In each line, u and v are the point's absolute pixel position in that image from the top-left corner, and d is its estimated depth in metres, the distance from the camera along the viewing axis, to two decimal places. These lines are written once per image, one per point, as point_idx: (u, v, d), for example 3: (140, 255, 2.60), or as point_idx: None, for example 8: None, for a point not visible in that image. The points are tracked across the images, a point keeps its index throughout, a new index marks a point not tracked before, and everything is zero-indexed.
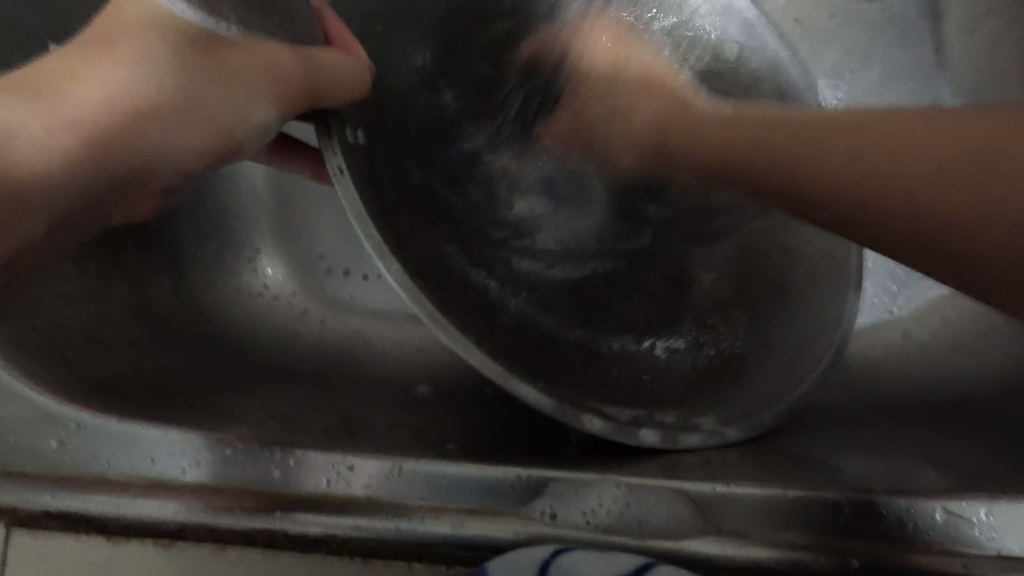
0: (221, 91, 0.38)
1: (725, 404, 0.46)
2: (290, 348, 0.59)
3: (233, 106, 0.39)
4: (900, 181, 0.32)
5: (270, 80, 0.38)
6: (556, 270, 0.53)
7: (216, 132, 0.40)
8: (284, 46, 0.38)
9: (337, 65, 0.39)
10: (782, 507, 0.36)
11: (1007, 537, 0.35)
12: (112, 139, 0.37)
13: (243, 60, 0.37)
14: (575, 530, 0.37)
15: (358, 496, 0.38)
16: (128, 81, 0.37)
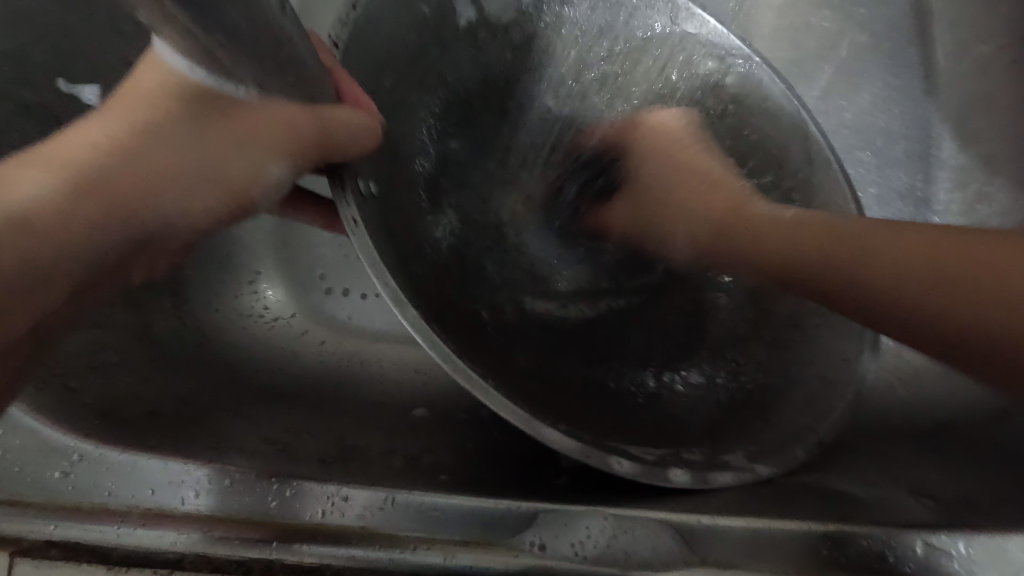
0: (237, 152, 0.43)
1: (746, 440, 0.48)
2: (289, 369, 0.60)
3: (247, 165, 0.44)
4: (915, 295, 0.39)
5: (282, 141, 0.42)
6: (569, 309, 0.54)
7: (226, 190, 0.45)
8: (296, 103, 0.41)
9: (347, 122, 0.41)
10: (765, 539, 0.38)
11: (987, 571, 0.35)
12: (127, 206, 0.41)
13: (260, 122, 0.42)
14: (564, 561, 0.37)
15: (353, 527, 0.39)
16: (151, 147, 0.41)
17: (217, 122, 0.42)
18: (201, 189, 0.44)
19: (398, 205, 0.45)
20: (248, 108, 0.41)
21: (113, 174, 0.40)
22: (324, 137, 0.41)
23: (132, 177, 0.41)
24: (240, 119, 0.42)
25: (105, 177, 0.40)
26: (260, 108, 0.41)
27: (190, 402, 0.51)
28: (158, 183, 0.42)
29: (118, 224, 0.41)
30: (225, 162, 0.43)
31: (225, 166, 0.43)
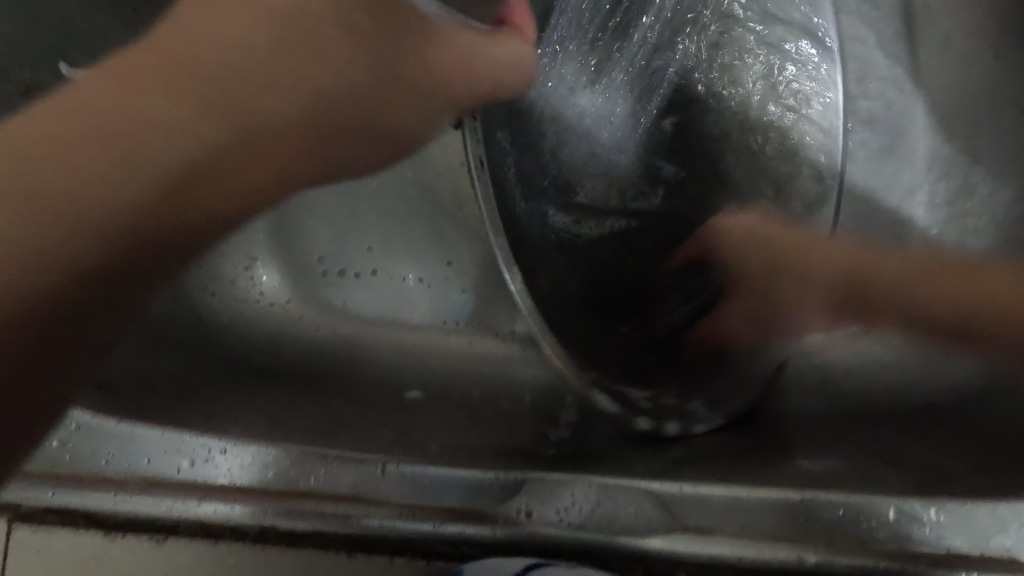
0: (417, 101, 0.48)
1: (690, 392, 0.54)
2: (285, 353, 0.61)
3: (419, 119, 0.50)
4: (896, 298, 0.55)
5: (453, 91, 0.46)
6: (577, 225, 0.54)
7: (395, 148, 0.53)
8: (465, 31, 0.43)
9: (513, 56, 0.43)
10: (747, 506, 0.39)
11: (955, 535, 0.37)
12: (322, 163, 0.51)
13: (446, 52, 0.44)
14: (551, 528, 0.39)
15: (344, 492, 0.40)
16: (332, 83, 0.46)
17: (396, 51, 0.45)
18: (377, 146, 0.52)
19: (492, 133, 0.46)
20: (439, 40, 0.44)
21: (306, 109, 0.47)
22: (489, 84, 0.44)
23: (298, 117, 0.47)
24: (424, 49, 0.44)
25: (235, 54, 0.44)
26: (454, 35, 0.43)
27: (186, 380, 0.51)
28: (342, 130, 0.49)
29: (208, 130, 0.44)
30: (399, 122, 0.50)
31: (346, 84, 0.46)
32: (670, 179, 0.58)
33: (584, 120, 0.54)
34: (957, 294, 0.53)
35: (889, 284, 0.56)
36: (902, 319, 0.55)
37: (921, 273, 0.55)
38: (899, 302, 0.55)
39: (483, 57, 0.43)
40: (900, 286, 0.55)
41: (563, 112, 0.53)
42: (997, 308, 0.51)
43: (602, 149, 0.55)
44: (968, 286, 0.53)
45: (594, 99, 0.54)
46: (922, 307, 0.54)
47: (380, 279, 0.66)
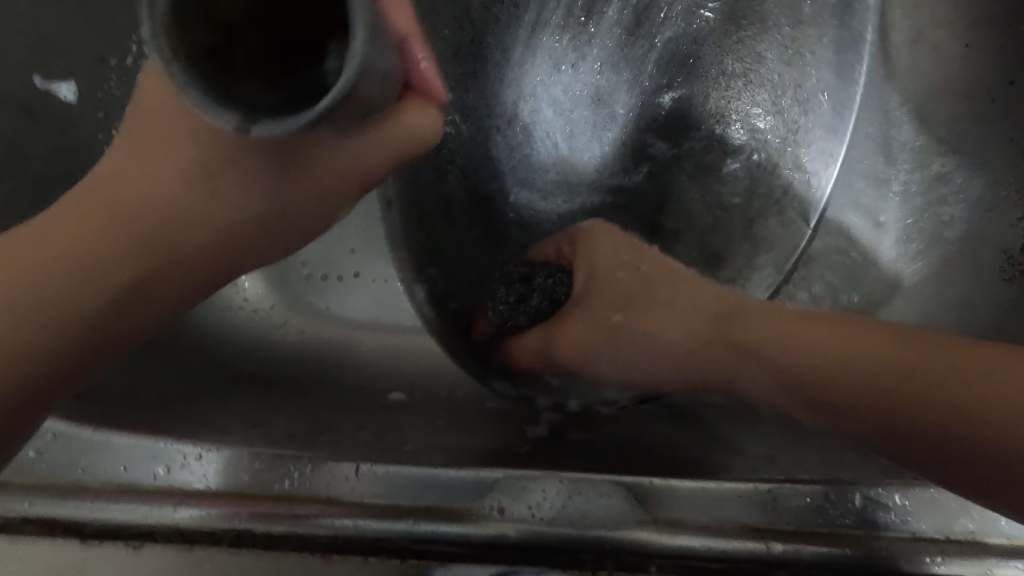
0: (314, 181, 0.39)
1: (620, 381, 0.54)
2: (267, 357, 0.61)
3: (326, 203, 0.41)
4: (912, 395, 0.35)
5: (349, 175, 0.39)
6: (552, 203, 0.60)
7: (306, 234, 0.45)
8: (366, 138, 0.37)
9: (420, 132, 0.39)
10: (716, 497, 0.39)
11: (919, 519, 0.38)
12: (221, 264, 0.43)
13: (336, 166, 0.38)
14: (522, 524, 0.39)
15: (319, 493, 0.41)
16: (242, 207, 0.40)
17: (292, 173, 0.38)
18: (288, 244, 0.45)
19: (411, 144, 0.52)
20: (329, 152, 0.37)
21: (217, 231, 0.41)
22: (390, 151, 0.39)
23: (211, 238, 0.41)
24: (319, 174, 0.39)
25: (150, 191, 0.39)
26: (330, 149, 0.37)
27: (166, 387, 0.52)
28: (251, 246, 0.43)
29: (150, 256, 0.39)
30: (305, 200, 0.41)
31: (259, 208, 0.40)
32: (658, 155, 0.61)
33: (561, 100, 0.59)
34: (1000, 386, 0.33)
35: (807, 348, 0.39)
36: (874, 388, 0.36)
37: (937, 348, 0.36)
38: (921, 391, 0.35)
39: (380, 134, 0.37)
40: (823, 347, 0.39)
41: (540, 83, 0.59)
42: (949, 395, 0.34)
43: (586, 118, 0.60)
44: (926, 383, 0.35)
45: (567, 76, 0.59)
46: (917, 397, 0.35)
47: (364, 283, 0.66)
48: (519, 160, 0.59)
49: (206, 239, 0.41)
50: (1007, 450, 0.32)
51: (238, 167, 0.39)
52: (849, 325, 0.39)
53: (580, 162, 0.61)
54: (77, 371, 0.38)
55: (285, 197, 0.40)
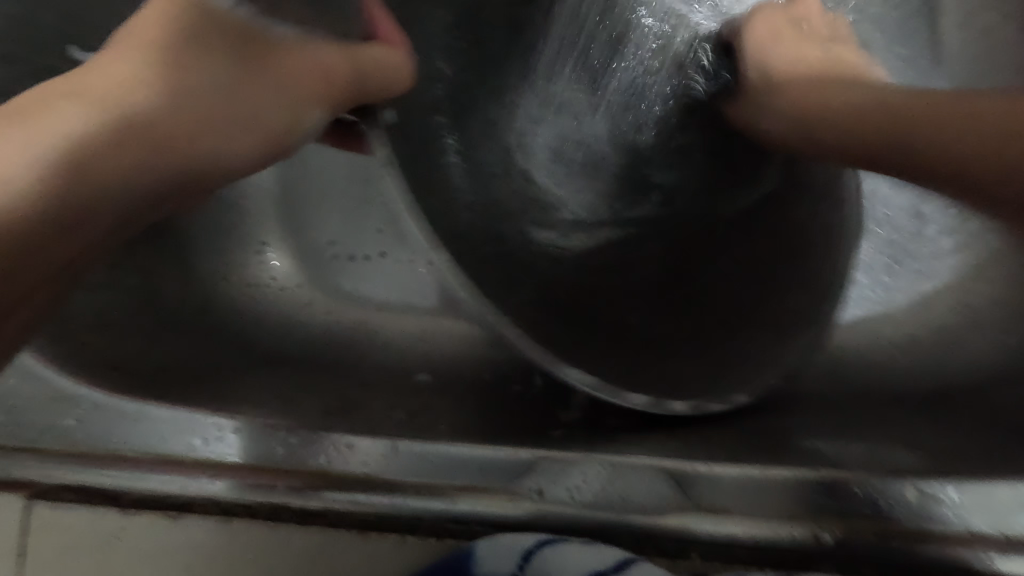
0: (274, 89, 0.43)
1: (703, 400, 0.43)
2: (297, 335, 0.61)
3: (283, 110, 0.43)
4: (955, 127, 0.42)
5: (320, 88, 0.43)
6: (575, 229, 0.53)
7: (267, 137, 0.43)
8: (334, 49, 0.43)
9: (380, 59, 0.41)
10: (761, 485, 0.38)
11: (974, 515, 0.36)
12: (178, 146, 0.40)
13: (296, 64, 0.43)
14: (561, 506, 0.39)
15: (355, 472, 0.40)
16: (200, 83, 0.41)
17: (246, 65, 0.43)
18: (242, 130, 0.42)
19: (418, 127, 0.43)
20: (296, 57, 0.43)
21: (182, 108, 0.40)
22: (355, 74, 0.42)
23: (173, 109, 0.40)
24: (300, 72, 0.43)
25: (128, 89, 0.39)
26: (307, 52, 0.43)
27: (199, 361, 0.52)
28: (210, 123, 0.41)
29: (158, 156, 0.39)
30: (268, 109, 0.43)
31: (264, 102, 0.43)
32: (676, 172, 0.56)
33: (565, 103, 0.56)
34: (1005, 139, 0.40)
35: (841, 127, 0.47)
36: (936, 217, 0.48)
37: (916, 135, 0.44)
38: (932, 149, 0.43)
39: (352, 55, 0.42)
40: (885, 117, 0.46)
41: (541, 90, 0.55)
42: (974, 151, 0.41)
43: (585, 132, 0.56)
44: (997, 170, 0.40)
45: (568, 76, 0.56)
46: (963, 152, 0.42)
47: (389, 264, 0.65)
48: (533, 162, 0.55)
49: (164, 106, 0.40)
50: (1013, 123, 0.40)
51: (200, 48, 0.42)
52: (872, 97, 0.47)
53: (598, 170, 0.56)
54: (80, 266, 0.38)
55: (239, 83, 0.42)
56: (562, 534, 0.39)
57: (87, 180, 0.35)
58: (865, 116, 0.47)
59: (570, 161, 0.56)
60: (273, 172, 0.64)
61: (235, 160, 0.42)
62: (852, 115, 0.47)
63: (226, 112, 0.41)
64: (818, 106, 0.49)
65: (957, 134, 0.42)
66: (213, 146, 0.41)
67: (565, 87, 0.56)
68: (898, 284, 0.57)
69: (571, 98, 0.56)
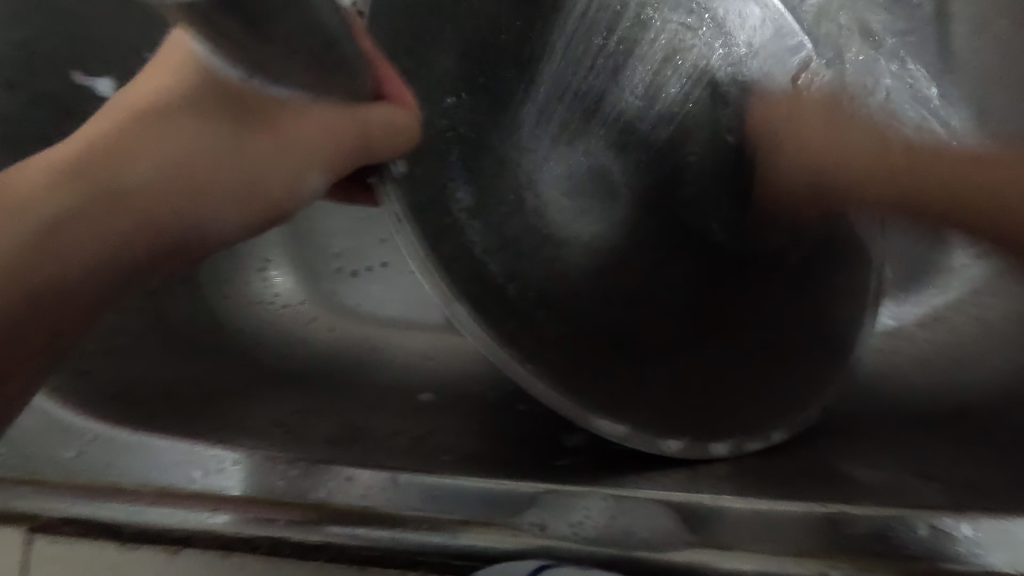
0: (267, 154, 0.41)
1: (739, 437, 0.45)
2: (300, 356, 0.61)
3: (288, 173, 0.42)
4: None
5: (326, 146, 0.41)
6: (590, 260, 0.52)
7: (264, 203, 0.43)
8: (337, 109, 0.40)
9: (389, 123, 0.40)
10: (768, 519, 0.37)
11: (993, 553, 0.35)
12: (161, 212, 0.40)
13: (301, 128, 0.41)
14: (563, 541, 0.38)
15: (355, 506, 0.39)
16: (195, 147, 0.40)
17: (242, 138, 0.41)
18: (239, 202, 0.42)
19: (429, 179, 0.44)
20: (294, 115, 0.40)
21: (180, 171, 0.40)
22: (361, 136, 0.40)
23: (160, 173, 0.39)
24: (291, 133, 0.41)
25: (131, 161, 0.39)
26: (307, 111, 0.40)
27: (201, 384, 0.51)
28: (202, 190, 0.41)
29: (140, 233, 0.39)
30: (268, 178, 0.42)
31: (269, 168, 0.42)
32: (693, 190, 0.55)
33: (575, 128, 0.54)
34: None
35: None
36: None
37: None
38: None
39: (355, 121, 0.40)
40: None
41: (550, 119, 0.53)
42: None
43: (603, 165, 0.55)
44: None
45: (574, 98, 0.53)
46: None
47: (390, 274, 0.65)
48: (546, 196, 0.53)
49: (160, 175, 0.40)
50: None
51: (191, 107, 0.40)
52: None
53: (610, 191, 0.55)
54: (65, 338, 0.36)
55: (234, 144, 0.41)
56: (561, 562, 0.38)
57: (86, 231, 0.37)
58: None
59: (586, 173, 0.55)
60: None
61: (229, 227, 0.43)
62: None
63: (220, 182, 0.41)
64: None
65: None
66: (204, 211, 0.41)
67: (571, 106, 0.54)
68: (910, 300, 0.57)
69: (572, 126, 0.54)
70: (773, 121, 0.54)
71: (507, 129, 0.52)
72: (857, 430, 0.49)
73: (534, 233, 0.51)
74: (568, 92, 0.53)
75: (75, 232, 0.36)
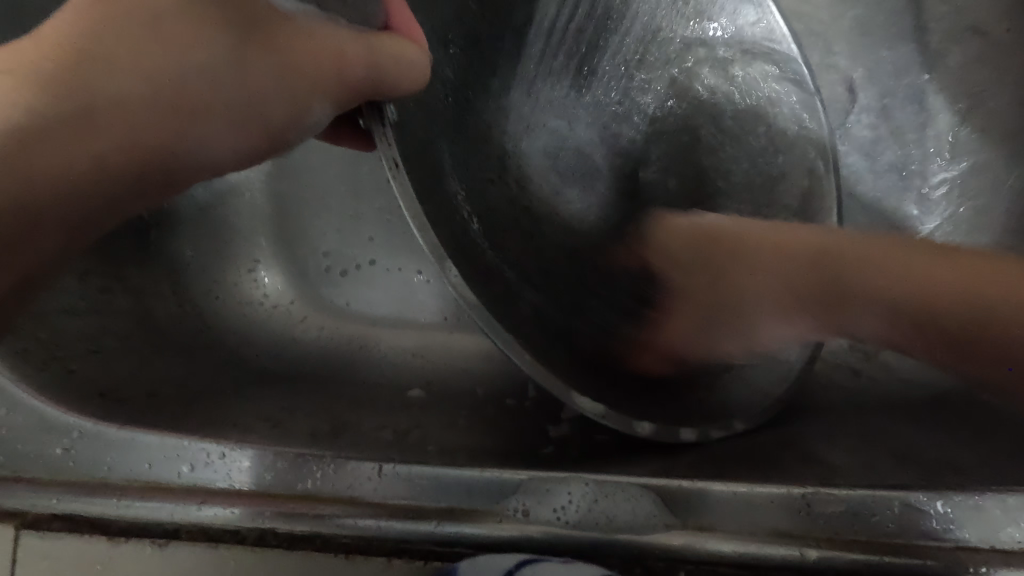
0: (265, 73, 0.40)
1: (704, 420, 0.48)
2: (289, 354, 0.61)
3: (288, 102, 0.42)
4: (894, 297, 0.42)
5: (334, 72, 0.40)
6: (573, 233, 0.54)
7: (260, 129, 0.43)
8: (350, 36, 0.41)
9: (399, 56, 0.39)
10: (748, 502, 0.38)
11: (963, 528, 0.36)
12: (151, 147, 0.40)
13: (307, 44, 0.40)
14: (547, 525, 0.39)
15: (343, 494, 0.40)
16: (176, 66, 0.39)
17: (240, 39, 0.40)
18: (236, 127, 0.42)
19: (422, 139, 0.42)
20: (307, 32, 0.40)
21: (161, 86, 0.39)
22: (372, 59, 0.39)
23: (146, 88, 0.39)
24: (298, 54, 0.40)
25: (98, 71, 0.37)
26: (328, 34, 0.41)
27: (189, 384, 0.52)
28: (200, 111, 0.41)
29: (137, 173, 0.41)
30: (279, 105, 0.42)
31: (263, 95, 0.41)
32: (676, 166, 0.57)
33: (575, 93, 0.54)
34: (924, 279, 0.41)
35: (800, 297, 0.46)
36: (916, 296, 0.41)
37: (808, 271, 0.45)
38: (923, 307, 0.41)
39: (367, 43, 0.40)
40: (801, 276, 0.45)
41: (551, 85, 0.53)
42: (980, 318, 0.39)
43: (601, 133, 0.56)
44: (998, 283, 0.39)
45: (580, 63, 0.53)
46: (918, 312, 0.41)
47: (378, 271, 0.65)
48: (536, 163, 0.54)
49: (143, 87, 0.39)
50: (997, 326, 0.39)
51: (197, 12, 0.39)
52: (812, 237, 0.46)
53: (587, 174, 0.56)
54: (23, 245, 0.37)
55: (234, 65, 0.40)
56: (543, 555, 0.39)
57: (80, 133, 0.37)
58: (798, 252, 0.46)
59: (568, 151, 0.55)
60: (268, 193, 0.64)
61: (217, 150, 0.43)
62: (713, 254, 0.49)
63: (223, 101, 0.41)
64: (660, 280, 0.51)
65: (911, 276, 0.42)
66: (190, 134, 0.41)
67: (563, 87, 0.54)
68: None
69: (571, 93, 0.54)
70: (751, 110, 0.57)
71: (505, 89, 0.52)
72: (835, 416, 0.50)
73: (514, 208, 0.52)
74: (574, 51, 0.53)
75: (67, 143, 0.36)
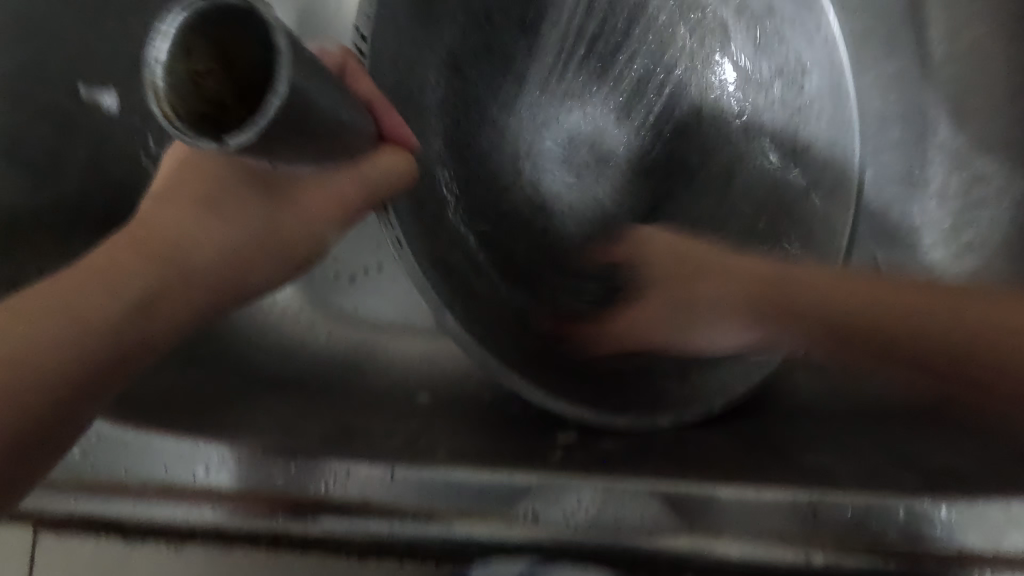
0: (299, 219, 0.36)
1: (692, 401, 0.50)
2: (300, 359, 0.62)
3: (309, 238, 0.37)
4: (912, 320, 0.38)
5: (346, 211, 0.36)
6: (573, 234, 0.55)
7: (293, 255, 0.37)
8: (340, 172, 0.36)
9: (389, 167, 0.38)
10: (754, 508, 0.39)
11: (966, 534, 0.37)
12: (161, 282, 0.34)
13: (317, 196, 0.36)
14: (555, 529, 0.39)
15: (355, 499, 0.41)
16: (218, 235, 0.35)
17: (276, 208, 0.35)
18: (282, 258, 0.36)
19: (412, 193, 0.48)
20: (307, 194, 0.36)
21: (216, 251, 0.35)
22: (371, 185, 0.37)
23: (215, 261, 0.35)
24: (309, 204, 0.36)
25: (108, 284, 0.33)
26: (325, 180, 0.35)
27: (199, 388, 0.52)
28: (240, 264, 0.35)
29: (164, 312, 0.34)
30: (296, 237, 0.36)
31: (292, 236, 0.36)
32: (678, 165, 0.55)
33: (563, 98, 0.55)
34: (909, 313, 0.39)
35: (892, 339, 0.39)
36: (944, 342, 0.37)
37: (865, 301, 0.40)
38: (955, 346, 0.37)
39: (356, 171, 0.36)
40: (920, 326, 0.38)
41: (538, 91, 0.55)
42: (972, 339, 0.37)
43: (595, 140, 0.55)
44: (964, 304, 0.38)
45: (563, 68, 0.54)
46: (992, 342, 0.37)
47: (385, 276, 0.66)
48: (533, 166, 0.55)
49: (210, 262, 0.35)
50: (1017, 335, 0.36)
51: (218, 198, 0.35)
52: (746, 263, 0.45)
53: (608, 159, 0.55)
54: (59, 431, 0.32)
55: (265, 229, 0.35)
56: (553, 561, 0.40)
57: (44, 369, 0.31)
58: (850, 291, 0.41)
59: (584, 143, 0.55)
60: None
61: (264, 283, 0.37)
62: (810, 298, 0.42)
63: (256, 247, 0.36)
64: (684, 313, 0.46)
65: (887, 300, 0.39)
66: (251, 279, 0.37)
67: (571, 72, 0.54)
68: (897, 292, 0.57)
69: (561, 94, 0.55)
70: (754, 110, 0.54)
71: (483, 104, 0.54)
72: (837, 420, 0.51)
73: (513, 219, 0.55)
74: (557, 54, 0.54)
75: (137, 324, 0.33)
